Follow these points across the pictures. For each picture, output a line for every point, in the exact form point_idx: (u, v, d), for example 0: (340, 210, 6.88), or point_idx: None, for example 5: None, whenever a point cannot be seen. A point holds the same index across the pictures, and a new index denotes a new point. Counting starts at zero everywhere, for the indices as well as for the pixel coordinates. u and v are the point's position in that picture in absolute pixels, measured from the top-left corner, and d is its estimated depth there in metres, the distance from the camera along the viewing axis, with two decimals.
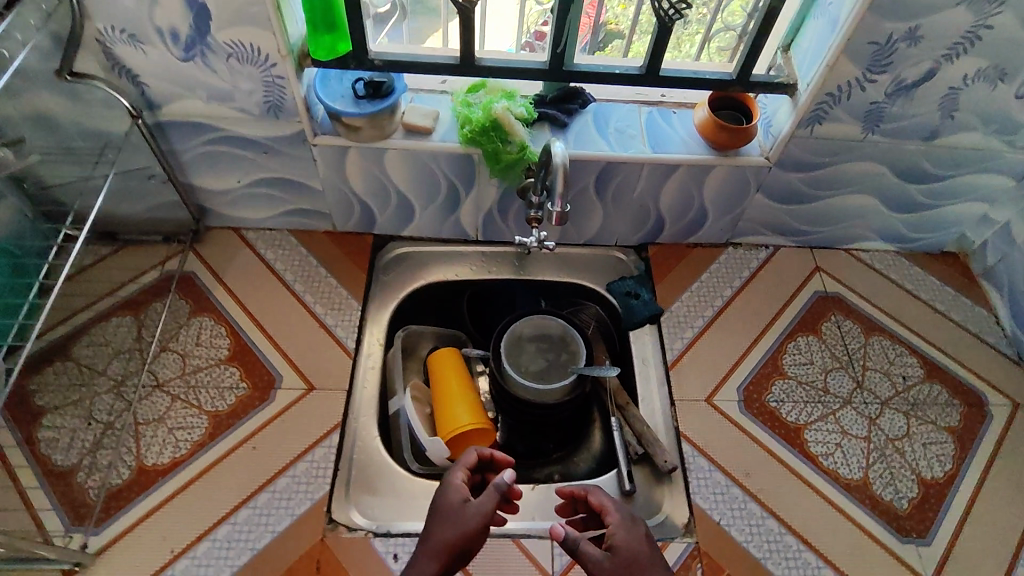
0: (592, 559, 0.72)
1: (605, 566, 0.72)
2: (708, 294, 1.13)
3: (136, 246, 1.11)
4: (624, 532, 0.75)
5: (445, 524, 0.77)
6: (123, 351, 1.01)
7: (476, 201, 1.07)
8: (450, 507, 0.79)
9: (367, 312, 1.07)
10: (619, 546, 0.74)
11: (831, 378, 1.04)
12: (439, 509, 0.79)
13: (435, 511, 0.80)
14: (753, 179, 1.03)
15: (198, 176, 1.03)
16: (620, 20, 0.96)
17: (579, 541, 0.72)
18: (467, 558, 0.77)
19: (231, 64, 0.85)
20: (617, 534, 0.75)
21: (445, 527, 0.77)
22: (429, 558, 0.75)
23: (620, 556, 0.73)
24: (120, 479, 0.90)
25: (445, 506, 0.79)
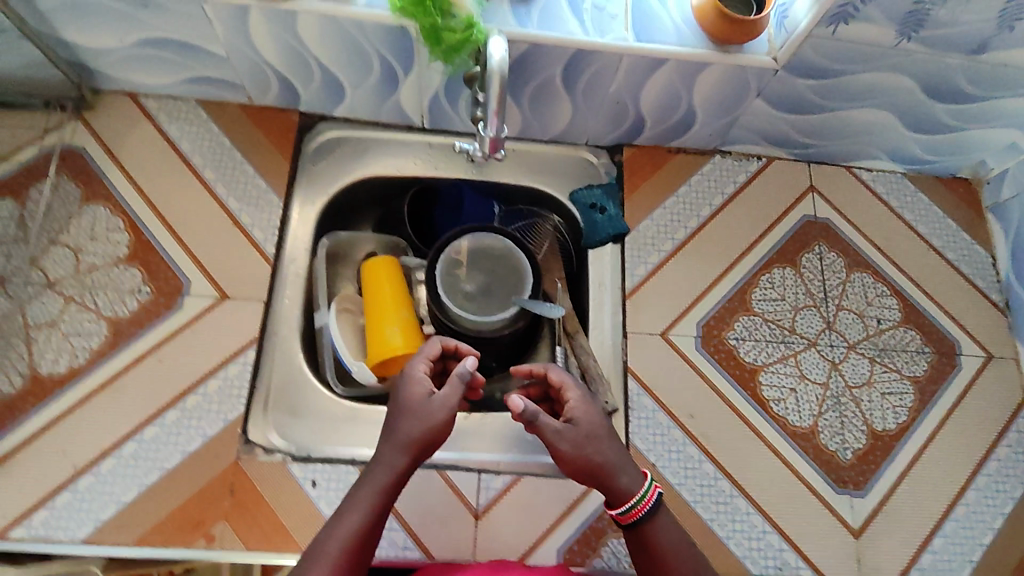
0: (552, 430, 0.73)
1: (565, 437, 0.72)
2: (682, 212, 0.99)
3: (13, 108, 0.92)
4: (584, 407, 0.75)
5: (411, 420, 0.71)
6: (5, 241, 0.87)
7: (418, 83, 0.88)
8: (416, 399, 0.73)
9: (292, 212, 0.94)
10: (578, 419, 0.74)
11: (800, 317, 0.96)
12: (401, 407, 0.73)
13: (394, 408, 0.73)
14: (754, 83, 0.85)
15: (68, 29, 0.82)
16: None
17: (540, 412, 0.72)
18: (431, 454, 0.72)
19: None
20: (575, 408, 0.75)
21: (411, 422, 0.71)
22: (396, 453, 0.70)
23: (580, 428, 0.74)
24: (11, 389, 0.82)
25: (410, 401, 0.73)
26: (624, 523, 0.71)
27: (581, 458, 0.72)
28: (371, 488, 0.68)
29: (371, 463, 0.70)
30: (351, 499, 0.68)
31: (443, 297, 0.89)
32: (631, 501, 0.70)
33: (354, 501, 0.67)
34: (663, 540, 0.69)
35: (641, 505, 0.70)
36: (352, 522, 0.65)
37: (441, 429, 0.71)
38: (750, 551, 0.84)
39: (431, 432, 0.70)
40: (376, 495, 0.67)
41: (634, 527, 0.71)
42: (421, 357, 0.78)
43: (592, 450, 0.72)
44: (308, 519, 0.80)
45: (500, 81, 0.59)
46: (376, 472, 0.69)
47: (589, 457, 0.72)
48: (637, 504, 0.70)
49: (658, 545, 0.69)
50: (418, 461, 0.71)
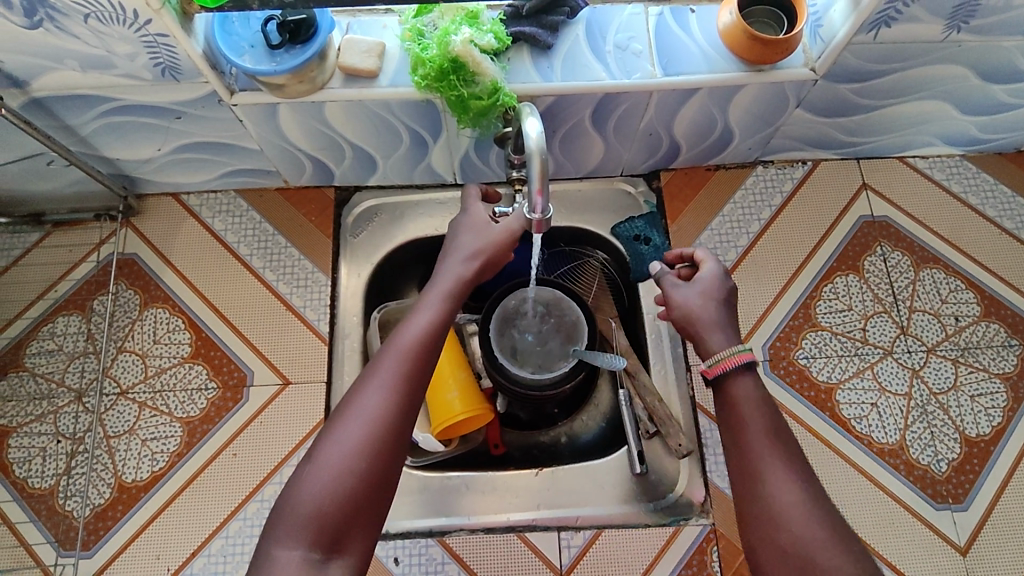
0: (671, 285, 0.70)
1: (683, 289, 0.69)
2: (731, 231, 0.96)
3: (69, 224, 0.96)
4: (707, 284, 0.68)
5: (470, 235, 0.72)
6: (78, 355, 0.91)
7: (447, 145, 0.88)
8: (474, 225, 0.73)
9: (339, 287, 0.94)
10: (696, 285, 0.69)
11: (871, 325, 0.91)
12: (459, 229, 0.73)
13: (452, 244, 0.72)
14: (793, 96, 0.81)
15: (108, 148, 0.85)
16: None
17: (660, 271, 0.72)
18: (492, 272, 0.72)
19: (94, 25, 0.64)
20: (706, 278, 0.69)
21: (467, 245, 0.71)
22: (461, 260, 0.69)
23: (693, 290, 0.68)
24: (103, 498, 0.85)
25: (469, 227, 0.73)
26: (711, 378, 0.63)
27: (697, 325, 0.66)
28: (437, 297, 0.66)
29: (431, 283, 0.68)
30: (417, 307, 0.65)
31: (497, 354, 0.88)
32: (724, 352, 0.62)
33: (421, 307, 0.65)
34: (743, 391, 0.61)
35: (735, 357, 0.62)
36: (413, 327, 0.63)
37: (502, 243, 0.70)
38: None
39: (491, 249, 0.70)
40: (437, 293, 0.66)
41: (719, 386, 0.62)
42: (473, 197, 0.77)
43: (702, 304, 0.67)
44: None
45: (545, 161, 0.59)
46: (433, 284, 0.68)
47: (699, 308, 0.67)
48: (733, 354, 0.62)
49: (741, 400, 0.60)
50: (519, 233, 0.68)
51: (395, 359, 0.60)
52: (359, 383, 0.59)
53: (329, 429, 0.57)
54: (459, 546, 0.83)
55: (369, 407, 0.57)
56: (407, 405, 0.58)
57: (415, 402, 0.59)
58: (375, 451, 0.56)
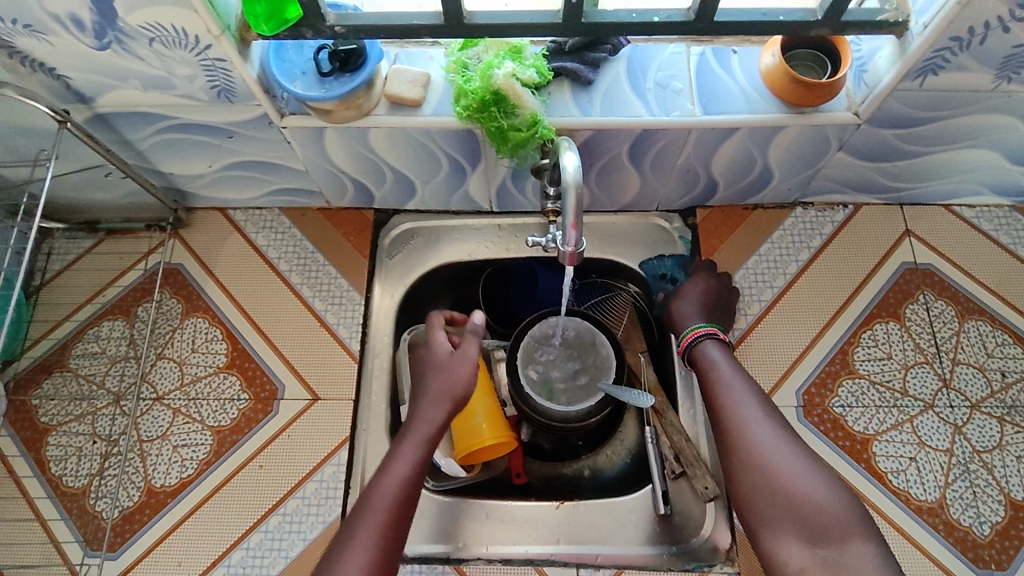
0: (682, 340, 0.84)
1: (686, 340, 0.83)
2: (767, 271, 0.95)
3: (122, 232, 1.01)
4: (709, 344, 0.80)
5: (438, 375, 0.79)
6: (119, 359, 0.94)
7: (485, 173, 0.89)
8: (438, 364, 0.80)
9: (372, 306, 0.96)
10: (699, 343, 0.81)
11: (911, 376, 0.88)
12: (432, 366, 0.80)
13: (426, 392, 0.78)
14: (835, 139, 0.81)
15: (163, 163, 0.89)
16: None
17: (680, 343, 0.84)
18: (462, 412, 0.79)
19: (158, 49, 0.67)
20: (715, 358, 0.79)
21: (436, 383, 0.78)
22: (433, 405, 0.76)
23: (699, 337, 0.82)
24: (132, 501, 0.87)
25: (433, 368, 0.80)
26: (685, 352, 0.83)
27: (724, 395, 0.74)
28: (413, 444, 0.72)
29: (405, 432, 0.74)
30: (394, 455, 0.72)
31: (523, 382, 0.88)
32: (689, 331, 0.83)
33: (399, 454, 0.72)
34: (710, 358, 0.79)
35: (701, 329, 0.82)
36: (391, 478, 0.69)
37: (470, 378, 0.78)
38: None
39: (460, 389, 0.77)
40: (413, 440, 0.73)
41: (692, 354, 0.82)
42: (436, 327, 0.85)
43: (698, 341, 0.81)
44: None
45: (579, 190, 0.59)
46: (410, 432, 0.74)
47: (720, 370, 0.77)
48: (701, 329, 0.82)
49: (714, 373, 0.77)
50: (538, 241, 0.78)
51: (379, 511, 0.66)
52: (347, 533, 0.65)
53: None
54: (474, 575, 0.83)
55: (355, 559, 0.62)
56: (390, 551, 0.65)
57: (394, 552, 0.65)
58: None
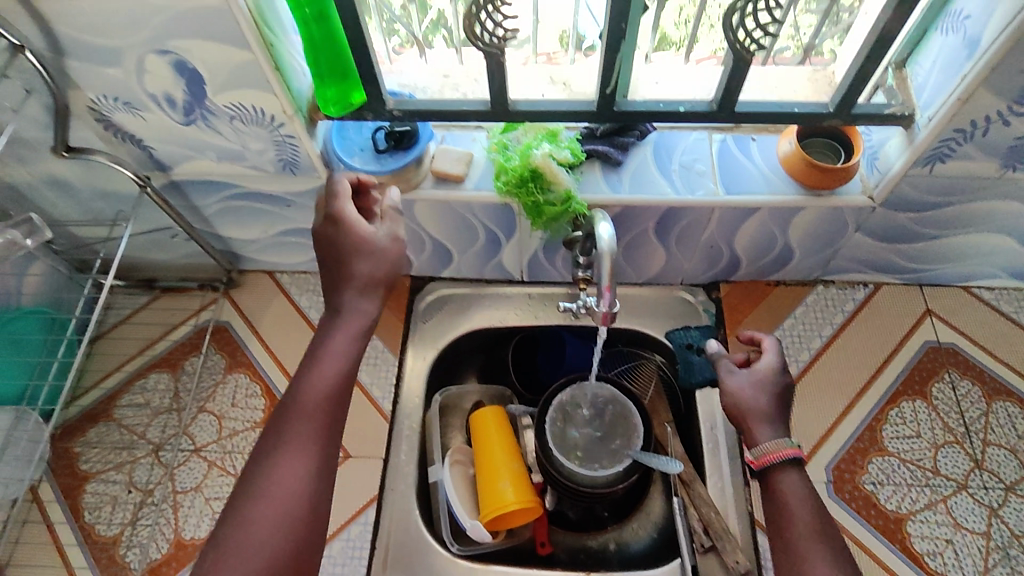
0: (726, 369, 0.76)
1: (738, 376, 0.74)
2: (791, 346, 0.97)
3: (176, 291, 1.08)
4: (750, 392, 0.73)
5: (365, 260, 0.69)
6: (162, 410, 0.98)
7: (519, 245, 0.95)
8: (357, 243, 0.69)
9: (406, 368, 1.00)
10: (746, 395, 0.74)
11: (942, 455, 0.88)
12: (345, 253, 0.68)
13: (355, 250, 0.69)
14: (852, 220, 0.85)
15: (223, 227, 0.97)
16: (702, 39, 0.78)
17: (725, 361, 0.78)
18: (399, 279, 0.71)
19: (237, 126, 0.75)
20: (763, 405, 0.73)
21: (382, 244, 0.70)
22: (358, 294, 0.68)
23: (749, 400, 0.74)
24: (161, 553, 0.89)
25: (348, 250, 0.68)
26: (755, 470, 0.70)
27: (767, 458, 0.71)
28: (350, 317, 0.68)
29: (340, 318, 0.68)
30: (323, 347, 0.66)
31: (553, 447, 0.89)
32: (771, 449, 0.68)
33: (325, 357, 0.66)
34: (791, 493, 0.67)
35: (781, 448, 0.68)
36: (323, 375, 0.65)
37: (397, 262, 0.71)
38: None
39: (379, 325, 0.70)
40: (343, 337, 0.67)
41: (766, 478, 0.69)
42: (341, 197, 0.71)
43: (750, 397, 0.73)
44: None
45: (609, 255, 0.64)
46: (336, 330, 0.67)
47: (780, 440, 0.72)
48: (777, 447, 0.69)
49: (790, 493, 0.67)
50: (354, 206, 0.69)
51: (308, 420, 0.63)
52: (283, 435, 0.62)
53: (242, 516, 0.59)
54: None
55: (298, 465, 0.61)
56: (327, 467, 0.62)
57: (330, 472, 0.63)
58: (291, 530, 0.58)
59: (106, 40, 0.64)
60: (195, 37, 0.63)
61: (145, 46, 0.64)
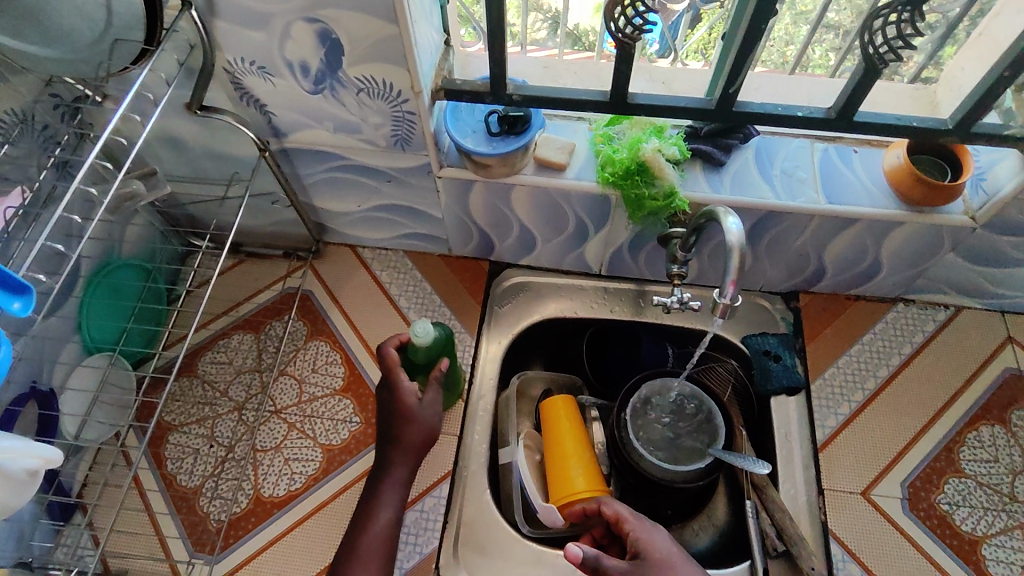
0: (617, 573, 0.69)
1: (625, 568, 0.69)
2: (871, 360, 0.97)
3: (260, 257, 1.10)
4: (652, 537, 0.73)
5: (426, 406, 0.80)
6: (244, 370, 1.01)
7: (606, 238, 0.97)
8: (404, 413, 0.80)
9: (481, 348, 1.02)
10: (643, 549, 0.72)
11: (1020, 482, 0.88)
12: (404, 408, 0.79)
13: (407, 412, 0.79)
14: (950, 239, 0.85)
15: (318, 197, 0.99)
16: (823, 56, 0.84)
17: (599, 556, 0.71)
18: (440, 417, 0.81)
19: (362, 97, 0.78)
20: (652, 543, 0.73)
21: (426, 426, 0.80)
22: (432, 410, 0.81)
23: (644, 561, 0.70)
24: (239, 507, 0.90)
25: (398, 416, 0.79)
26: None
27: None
28: (403, 462, 0.80)
29: (402, 428, 0.80)
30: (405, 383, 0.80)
31: (627, 440, 0.90)
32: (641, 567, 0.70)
33: (381, 502, 0.78)
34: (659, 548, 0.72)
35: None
36: (388, 511, 0.78)
37: (428, 439, 0.80)
38: None
39: (427, 440, 0.80)
40: (416, 435, 0.79)
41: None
42: (395, 366, 0.80)
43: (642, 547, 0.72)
44: None
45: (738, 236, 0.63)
46: (405, 400, 0.79)
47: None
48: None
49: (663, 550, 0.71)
50: (417, 363, 0.82)
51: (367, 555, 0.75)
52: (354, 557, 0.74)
53: None
54: None
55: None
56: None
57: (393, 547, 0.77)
58: None
59: (260, 4, 0.67)
60: (351, 8, 0.66)
61: (297, 13, 0.68)
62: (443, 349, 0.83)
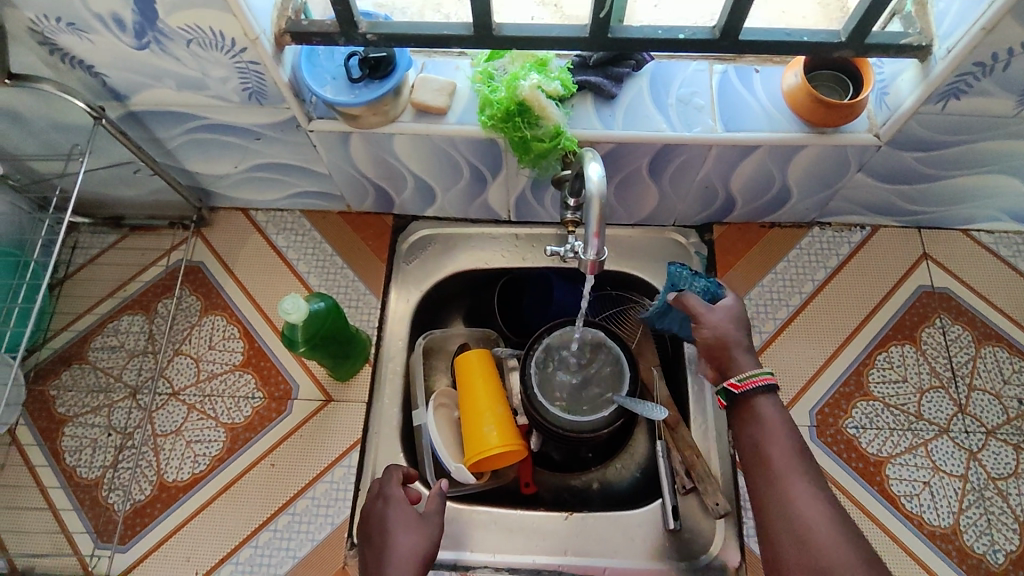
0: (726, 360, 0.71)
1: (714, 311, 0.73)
2: (785, 289, 0.95)
3: (145, 229, 1.02)
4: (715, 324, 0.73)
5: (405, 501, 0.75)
6: (137, 353, 0.95)
7: (505, 183, 0.91)
8: (381, 510, 0.75)
9: (387, 309, 0.97)
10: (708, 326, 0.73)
11: (926, 400, 0.89)
12: (394, 504, 0.75)
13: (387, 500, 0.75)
14: (855, 160, 0.81)
15: (190, 161, 0.91)
16: None
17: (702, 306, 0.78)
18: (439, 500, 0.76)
19: (195, 50, 0.69)
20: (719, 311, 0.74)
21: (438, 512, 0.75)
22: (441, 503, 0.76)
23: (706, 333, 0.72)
24: (143, 495, 0.88)
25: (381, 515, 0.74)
26: (733, 395, 0.68)
27: (722, 328, 0.72)
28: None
29: (389, 516, 0.74)
30: (387, 478, 0.78)
31: (535, 394, 0.89)
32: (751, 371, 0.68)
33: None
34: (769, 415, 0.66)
35: (760, 377, 0.67)
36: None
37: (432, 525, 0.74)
38: None
39: (433, 529, 0.73)
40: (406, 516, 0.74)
41: (741, 401, 0.68)
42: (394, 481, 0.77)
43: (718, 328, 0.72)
44: None
45: (597, 187, 0.60)
46: (395, 495, 0.76)
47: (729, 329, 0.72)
48: (758, 376, 0.67)
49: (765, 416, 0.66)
50: (298, 339, 0.80)
51: None
52: None
53: None
54: None
55: None
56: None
57: None
58: None
59: None
60: None
61: None
62: (326, 320, 0.82)
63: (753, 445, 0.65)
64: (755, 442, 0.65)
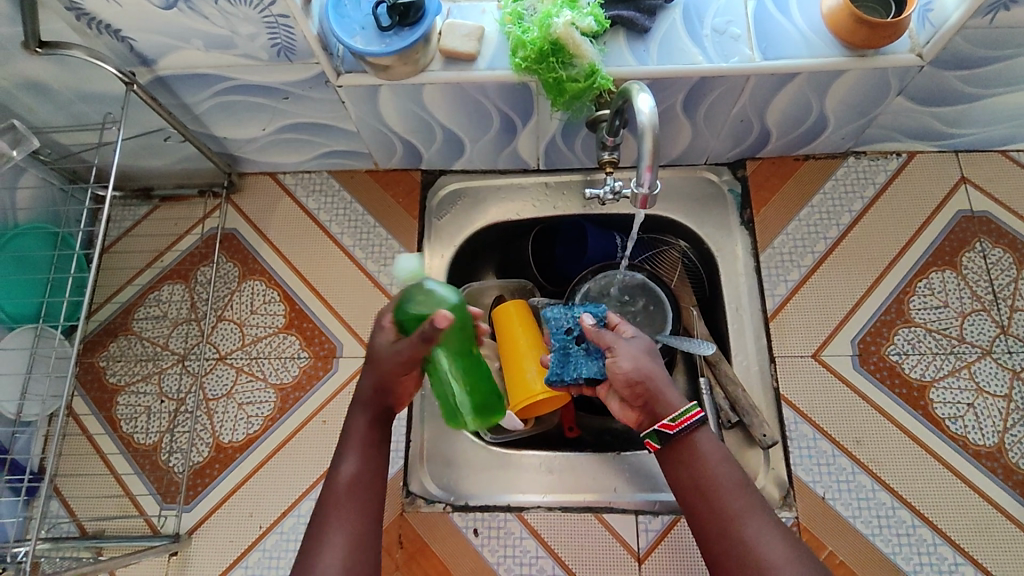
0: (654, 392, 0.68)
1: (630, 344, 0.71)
2: (821, 221, 0.94)
3: (175, 199, 1.03)
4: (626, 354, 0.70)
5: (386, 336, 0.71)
6: (180, 322, 0.97)
7: (535, 130, 0.90)
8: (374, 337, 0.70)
9: (423, 264, 0.98)
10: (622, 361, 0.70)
11: (968, 324, 0.89)
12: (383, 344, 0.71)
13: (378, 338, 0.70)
14: (895, 83, 0.79)
15: (217, 126, 0.90)
16: None
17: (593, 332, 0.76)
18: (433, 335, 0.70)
19: (223, 6, 0.68)
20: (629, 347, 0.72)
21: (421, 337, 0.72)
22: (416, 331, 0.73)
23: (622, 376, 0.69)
24: (201, 456, 0.90)
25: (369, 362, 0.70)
26: (667, 435, 0.65)
27: (641, 362, 0.69)
28: (359, 410, 0.69)
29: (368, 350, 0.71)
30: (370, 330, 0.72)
31: None
32: (684, 408, 0.66)
33: (351, 456, 0.66)
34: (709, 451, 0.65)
35: (692, 414, 0.65)
36: (353, 463, 0.66)
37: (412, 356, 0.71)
38: (921, 566, 0.79)
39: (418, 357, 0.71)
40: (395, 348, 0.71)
41: (677, 440, 0.66)
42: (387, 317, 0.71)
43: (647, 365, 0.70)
44: (476, 568, 0.83)
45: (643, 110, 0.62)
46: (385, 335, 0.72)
47: (644, 360, 0.70)
48: (691, 413, 0.65)
49: (702, 451, 0.65)
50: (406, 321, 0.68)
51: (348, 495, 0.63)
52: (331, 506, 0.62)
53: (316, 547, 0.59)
54: (536, 521, 0.84)
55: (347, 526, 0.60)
56: (366, 539, 0.61)
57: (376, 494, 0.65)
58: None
59: None
60: None
61: None
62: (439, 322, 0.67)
63: (693, 480, 0.64)
64: (701, 481, 0.64)
